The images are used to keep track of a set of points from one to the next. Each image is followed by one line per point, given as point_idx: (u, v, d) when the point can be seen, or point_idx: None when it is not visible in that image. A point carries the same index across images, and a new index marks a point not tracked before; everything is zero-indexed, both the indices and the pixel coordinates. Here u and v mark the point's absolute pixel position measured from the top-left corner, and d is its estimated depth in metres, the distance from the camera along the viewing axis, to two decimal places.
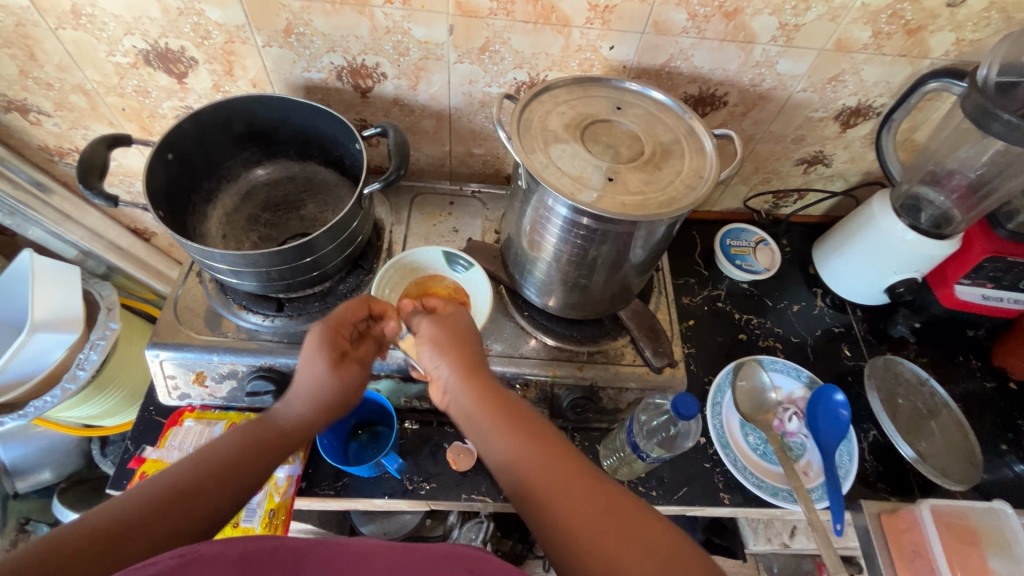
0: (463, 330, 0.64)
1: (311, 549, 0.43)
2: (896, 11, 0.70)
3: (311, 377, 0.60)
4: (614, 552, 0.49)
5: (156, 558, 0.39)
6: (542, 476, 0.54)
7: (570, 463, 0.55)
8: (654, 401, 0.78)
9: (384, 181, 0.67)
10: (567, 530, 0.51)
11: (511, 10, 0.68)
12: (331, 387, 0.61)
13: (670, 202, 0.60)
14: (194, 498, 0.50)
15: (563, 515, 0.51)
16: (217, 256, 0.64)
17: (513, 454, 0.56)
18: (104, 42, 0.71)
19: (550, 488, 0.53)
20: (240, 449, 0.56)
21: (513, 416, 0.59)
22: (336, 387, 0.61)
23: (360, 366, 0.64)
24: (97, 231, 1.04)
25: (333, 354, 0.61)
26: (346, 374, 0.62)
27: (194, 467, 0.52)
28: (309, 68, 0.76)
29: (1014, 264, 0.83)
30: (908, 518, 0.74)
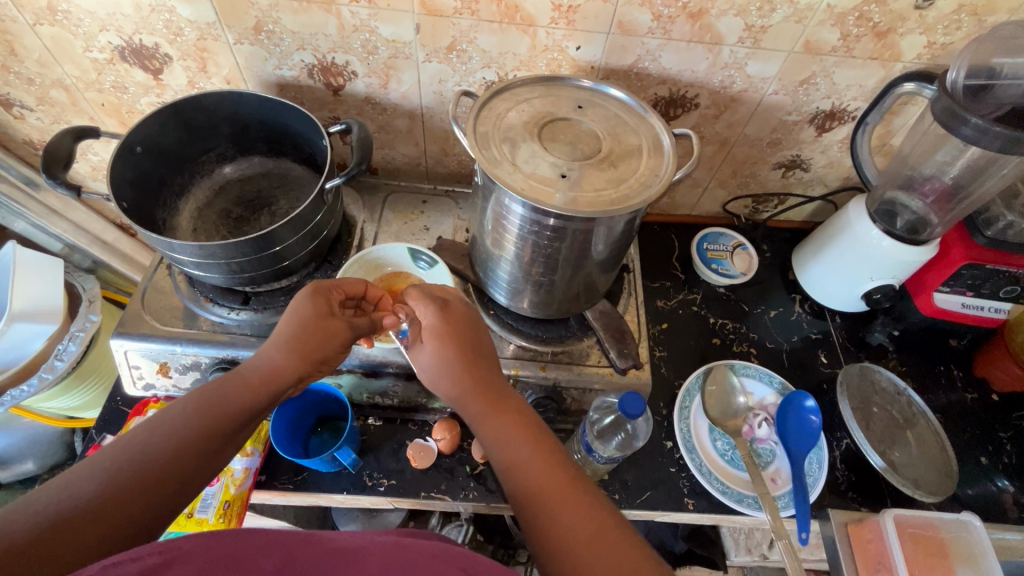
0: (465, 317, 0.65)
1: (298, 546, 0.42)
2: (864, 13, 0.69)
3: (290, 315, 0.61)
4: (580, 554, 0.49)
5: (135, 555, 0.36)
6: (528, 476, 0.55)
7: (548, 462, 0.56)
8: (609, 400, 0.77)
9: (345, 176, 0.68)
10: (544, 528, 0.52)
11: (475, 9, 0.69)
12: (315, 336, 0.60)
13: (624, 200, 0.60)
14: (163, 469, 0.49)
15: (542, 511, 0.53)
16: (178, 247, 0.64)
17: (501, 447, 0.58)
18: (81, 38, 0.73)
19: (532, 485, 0.54)
20: (204, 410, 0.53)
21: (499, 408, 0.61)
22: (325, 338, 0.61)
23: (348, 326, 0.62)
24: (82, 225, 1.06)
25: (322, 307, 0.61)
26: (323, 318, 0.61)
27: (157, 442, 0.50)
28: (281, 66, 0.77)
29: (993, 272, 0.81)
30: (873, 528, 0.73)
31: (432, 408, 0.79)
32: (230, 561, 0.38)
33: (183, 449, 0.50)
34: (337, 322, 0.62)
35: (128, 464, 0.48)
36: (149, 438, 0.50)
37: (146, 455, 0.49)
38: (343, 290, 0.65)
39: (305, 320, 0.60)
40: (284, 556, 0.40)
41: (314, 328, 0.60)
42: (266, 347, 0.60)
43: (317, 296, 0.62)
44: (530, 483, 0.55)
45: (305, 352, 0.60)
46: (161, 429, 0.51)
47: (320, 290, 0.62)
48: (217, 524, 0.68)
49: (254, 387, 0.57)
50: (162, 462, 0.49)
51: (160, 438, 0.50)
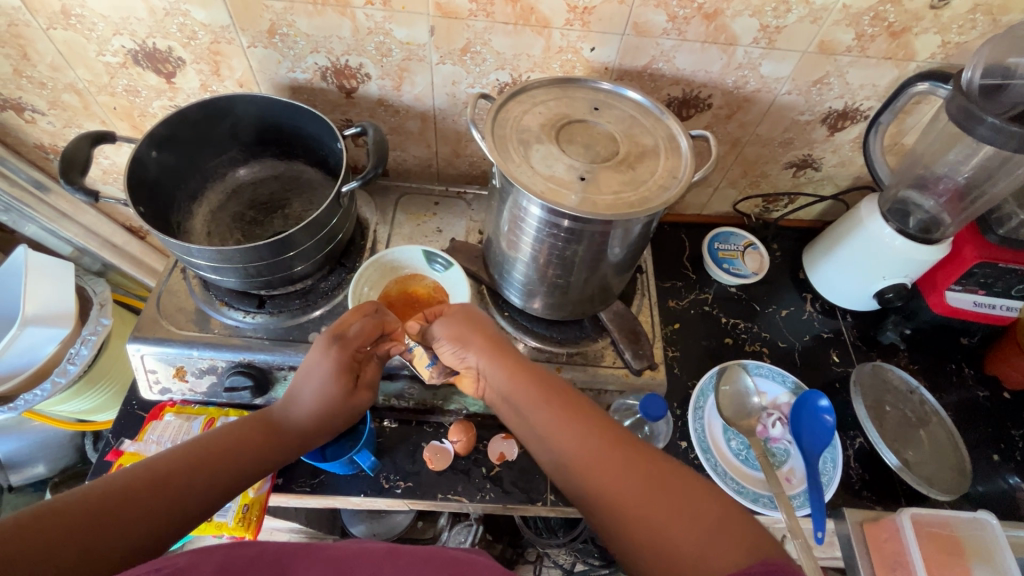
0: (476, 315, 0.67)
1: (292, 554, 0.44)
2: (879, 13, 0.69)
3: (313, 381, 0.61)
4: (659, 518, 0.47)
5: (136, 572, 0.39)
6: (581, 458, 0.53)
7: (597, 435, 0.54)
8: (626, 402, 0.79)
9: (362, 179, 0.68)
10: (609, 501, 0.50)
11: (491, 11, 0.69)
12: (343, 412, 0.63)
13: (642, 202, 0.60)
14: (181, 490, 0.50)
15: (602, 486, 0.51)
16: (196, 252, 0.64)
17: (545, 427, 0.56)
18: (94, 42, 0.73)
19: (586, 462, 0.52)
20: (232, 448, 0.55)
21: (533, 389, 0.59)
22: (348, 410, 0.64)
23: (369, 392, 0.66)
24: (92, 228, 1.06)
25: (348, 384, 0.63)
26: (346, 391, 0.63)
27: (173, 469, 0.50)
28: (294, 69, 0.77)
29: (1005, 271, 0.82)
30: (889, 527, 0.73)
31: (448, 410, 0.79)
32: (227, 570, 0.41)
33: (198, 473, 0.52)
34: (360, 391, 0.65)
35: (153, 479, 0.49)
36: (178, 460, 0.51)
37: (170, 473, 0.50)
38: (364, 344, 0.64)
39: (331, 401, 0.61)
40: (278, 565, 0.42)
41: (339, 406, 0.62)
42: (296, 409, 0.61)
43: (340, 373, 0.62)
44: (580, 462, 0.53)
45: (331, 421, 0.63)
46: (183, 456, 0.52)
47: (343, 355, 0.62)
48: (236, 528, 0.69)
49: (283, 437, 0.59)
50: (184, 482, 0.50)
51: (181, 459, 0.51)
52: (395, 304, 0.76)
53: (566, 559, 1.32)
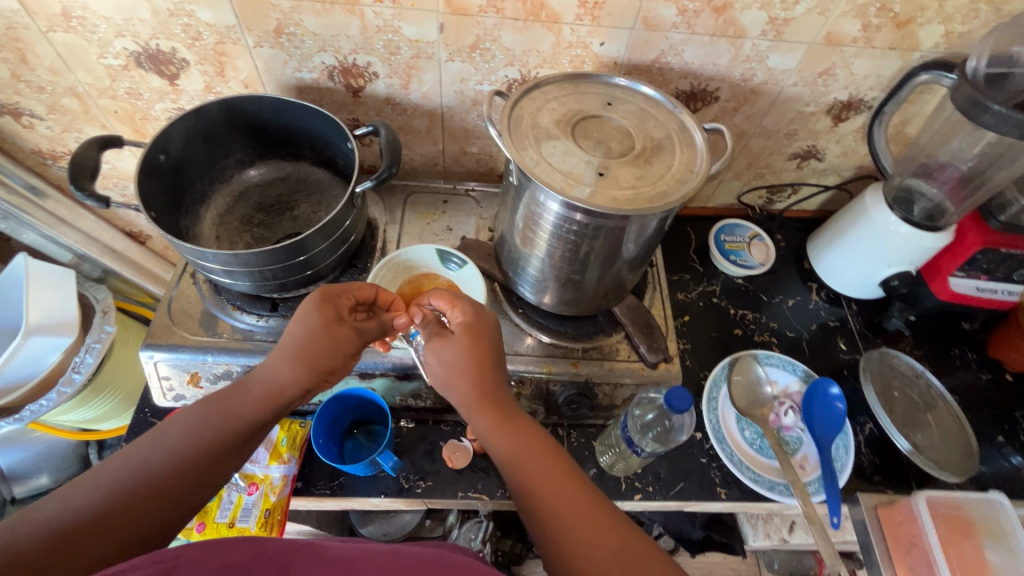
0: (485, 332, 0.63)
1: (292, 554, 0.42)
2: (885, 4, 0.70)
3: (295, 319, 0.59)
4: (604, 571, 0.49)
5: (135, 564, 0.37)
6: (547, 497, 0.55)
7: (568, 482, 0.56)
8: (648, 395, 0.78)
9: (376, 179, 0.68)
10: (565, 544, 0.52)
11: (501, 8, 0.69)
12: (324, 347, 0.59)
13: (660, 196, 0.60)
14: (177, 485, 0.51)
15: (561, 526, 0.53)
16: (210, 256, 0.64)
17: (518, 464, 0.58)
18: (96, 45, 0.72)
19: (552, 505, 0.54)
20: (225, 427, 0.55)
21: (516, 429, 0.60)
22: (328, 345, 0.59)
23: (354, 334, 0.61)
24: (92, 235, 1.04)
25: (331, 315, 0.60)
26: (324, 316, 0.59)
27: (171, 462, 0.51)
28: (301, 68, 0.76)
29: (1007, 257, 0.83)
30: (904, 511, 0.75)
31: None
32: (230, 569, 0.39)
33: (192, 466, 0.52)
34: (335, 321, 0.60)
35: (150, 475, 0.50)
36: (172, 451, 0.52)
37: (166, 466, 0.51)
38: (351, 295, 0.63)
39: (314, 331, 0.59)
40: (279, 564, 0.41)
41: (320, 341, 0.59)
42: (271, 360, 0.59)
43: (324, 302, 0.60)
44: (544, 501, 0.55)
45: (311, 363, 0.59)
46: (180, 443, 0.53)
47: (329, 300, 0.60)
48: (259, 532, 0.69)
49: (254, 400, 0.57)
50: (182, 473, 0.51)
51: (178, 452, 0.52)
52: (411, 303, 0.76)
53: None
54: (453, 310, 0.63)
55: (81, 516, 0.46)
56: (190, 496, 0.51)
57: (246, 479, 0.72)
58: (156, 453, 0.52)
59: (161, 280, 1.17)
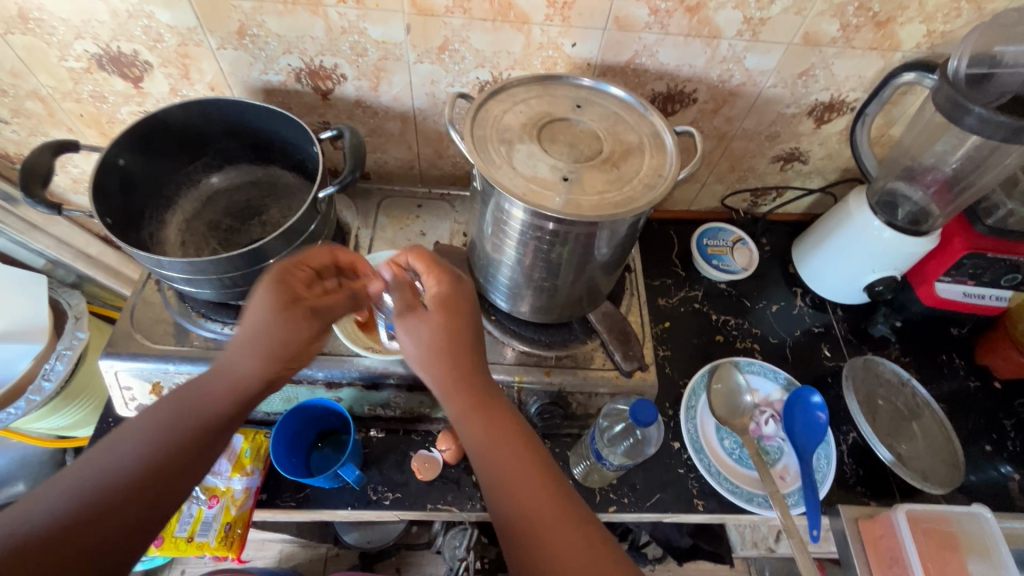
0: (462, 310, 0.58)
1: None
2: (863, 3, 0.68)
3: (256, 322, 0.53)
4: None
5: None
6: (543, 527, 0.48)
7: (547, 492, 0.50)
8: (617, 406, 0.77)
9: (339, 184, 0.66)
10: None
11: (467, 8, 0.67)
12: (282, 333, 0.54)
13: (627, 202, 0.58)
14: (100, 512, 0.43)
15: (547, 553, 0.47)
16: (166, 264, 0.62)
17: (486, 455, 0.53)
18: (55, 47, 0.70)
19: (531, 518, 0.48)
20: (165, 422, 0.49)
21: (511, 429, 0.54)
22: (290, 334, 0.54)
23: (315, 313, 0.56)
24: (64, 240, 1.02)
25: (285, 295, 0.55)
26: (299, 321, 0.55)
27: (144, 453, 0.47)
28: (267, 70, 0.74)
29: (993, 261, 0.81)
30: (884, 524, 0.73)
31: (436, 418, 0.77)
32: None
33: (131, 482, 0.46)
34: (304, 315, 0.55)
35: (127, 449, 0.47)
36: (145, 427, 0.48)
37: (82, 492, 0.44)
38: (306, 265, 0.59)
39: (268, 319, 0.53)
40: None
41: (280, 326, 0.54)
42: (237, 347, 0.53)
43: (281, 289, 0.55)
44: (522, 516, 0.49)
45: (273, 352, 0.54)
46: (149, 428, 0.48)
47: (283, 279, 0.56)
48: (220, 546, 0.70)
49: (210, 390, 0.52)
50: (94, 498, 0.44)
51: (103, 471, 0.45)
52: None
53: None
54: (429, 276, 0.60)
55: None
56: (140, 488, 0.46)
57: (207, 492, 0.73)
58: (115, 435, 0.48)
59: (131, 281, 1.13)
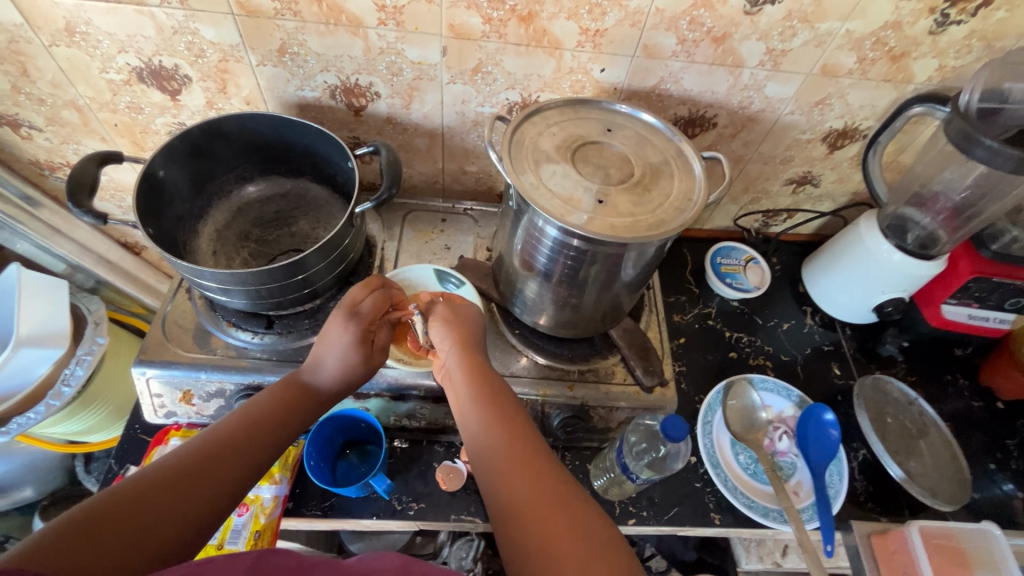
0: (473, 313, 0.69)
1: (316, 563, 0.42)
2: (880, 38, 0.71)
3: (336, 358, 0.62)
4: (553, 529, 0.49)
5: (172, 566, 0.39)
6: (521, 497, 0.52)
7: (543, 476, 0.53)
8: (645, 422, 0.79)
9: (375, 200, 0.68)
10: (538, 548, 0.48)
11: (503, 33, 0.69)
12: (363, 372, 0.64)
13: (659, 225, 0.61)
14: (212, 472, 0.51)
15: (538, 525, 0.49)
16: (206, 274, 0.63)
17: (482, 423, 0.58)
18: (98, 60, 0.72)
19: (520, 489, 0.52)
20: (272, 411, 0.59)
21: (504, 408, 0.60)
22: (364, 371, 0.64)
23: (384, 355, 0.66)
24: (86, 245, 1.03)
25: (366, 348, 0.63)
26: (373, 362, 0.65)
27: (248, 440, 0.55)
28: (303, 87, 0.76)
29: (999, 286, 0.84)
30: (897, 540, 0.75)
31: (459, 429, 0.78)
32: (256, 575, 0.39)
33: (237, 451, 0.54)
34: (377, 356, 0.65)
35: (242, 432, 0.55)
36: (264, 415, 0.57)
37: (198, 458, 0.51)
38: (377, 314, 0.65)
39: (353, 367, 0.63)
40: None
41: (360, 372, 0.64)
42: (329, 374, 0.62)
43: (361, 340, 0.63)
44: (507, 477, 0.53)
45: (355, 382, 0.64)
46: (264, 412, 0.58)
47: (363, 331, 0.63)
48: None
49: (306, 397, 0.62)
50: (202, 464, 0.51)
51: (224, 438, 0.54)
52: None
53: None
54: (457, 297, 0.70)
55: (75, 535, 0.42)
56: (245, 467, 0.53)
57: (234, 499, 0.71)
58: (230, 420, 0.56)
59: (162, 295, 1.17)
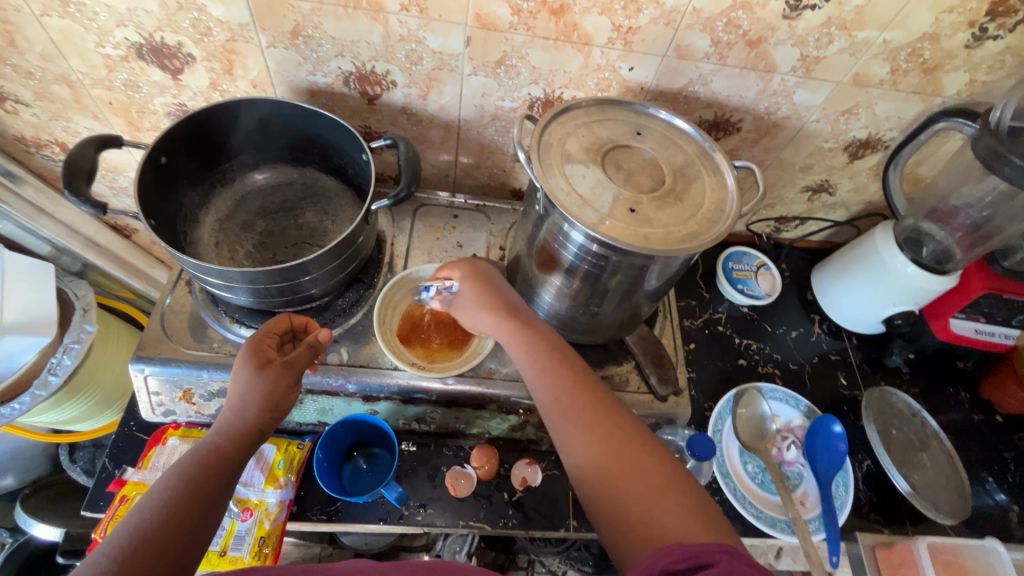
0: (486, 277, 0.68)
1: None
2: (916, 50, 0.70)
3: (240, 387, 0.57)
4: (635, 497, 0.50)
5: None
6: (598, 463, 0.53)
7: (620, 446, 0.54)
8: (667, 436, 0.80)
9: (393, 197, 0.65)
10: (639, 520, 0.48)
11: (531, 26, 0.66)
12: (266, 387, 0.58)
13: (693, 236, 0.59)
14: (169, 516, 0.47)
15: (625, 498, 0.50)
16: (212, 271, 0.60)
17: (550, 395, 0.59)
18: (94, 33, 0.66)
19: (602, 468, 0.52)
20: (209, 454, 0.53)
21: (577, 375, 0.60)
22: (267, 384, 0.58)
23: (288, 370, 0.59)
24: (74, 227, 0.97)
25: (258, 358, 0.59)
26: (276, 378, 0.58)
27: (200, 469, 0.51)
28: (315, 72, 0.72)
29: (1008, 302, 0.85)
30: (903, 553, 0.77)
31: (469, 433, 0.78)
32: None
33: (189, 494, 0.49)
34: (279, 371, 0.59)
35: (183, 474, 0.51)
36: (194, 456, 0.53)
37: (172, 493, 0.48)
38: (272, 334, 0.63)
39: (246, 379, 0.57)
40: None
41: (268, 385, 0.58)
42: (230, 407, 0.57)
43: (252, 353, 0.60)
44: (588, 453, 0.54)
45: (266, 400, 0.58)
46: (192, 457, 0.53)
47: (254, 346, 0.61)
48: (252, 562, 0.68)
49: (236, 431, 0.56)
50: (185, 496, 0.48)
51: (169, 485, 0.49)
52: (419, 325, 0.74)
53: (560, 565, 1.22)
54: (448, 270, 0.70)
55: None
56: (208, 489, 0.50)
57: (239, 504, 0.70)
58: (194, 450, 0.54)
59: (161, 285, 1.15)
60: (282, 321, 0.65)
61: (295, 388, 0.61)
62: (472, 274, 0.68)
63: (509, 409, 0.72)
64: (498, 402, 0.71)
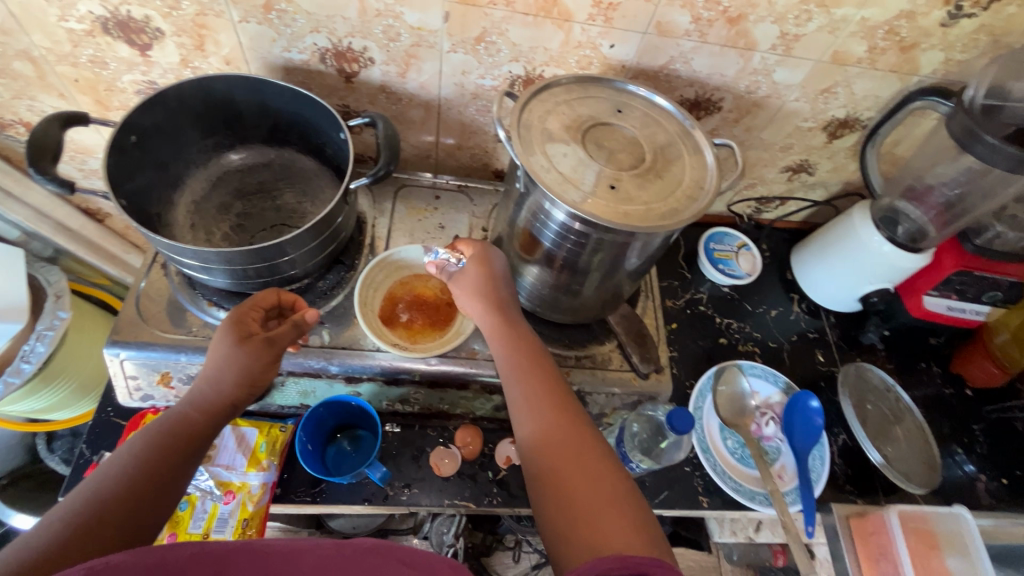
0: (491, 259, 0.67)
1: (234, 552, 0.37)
2: (893, 27, 0.70)
3: (217, 358, 0.57)
4: (576, 491, 0.50)
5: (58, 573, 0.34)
6: (548, 450, 0.53)
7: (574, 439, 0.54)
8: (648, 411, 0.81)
9: (372, 176, 0.64)
10: (580, 511, 0.48)
11: (511, 1, 0.65)
12: (241, 364, 0.57)
13: (672, 214, 0.59)
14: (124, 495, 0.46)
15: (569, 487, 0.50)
16: (186, 252, 0.59)
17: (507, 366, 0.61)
18: (56, 6, 0.64)
19: (553, 455, 0.53)
20: (174, 429, 0.53)
21: (540, 363, 0.61)
22: (244, 364, 0.57)
23: (270, 346, 0.59)
24: (43, 211, 0.94)
25: (240, 332, 0.58)
26: (255, 354, 0.58)
27: (161, 448, 0.51)
28: (290, 48, 0.70)
29: (979, 279, 0.87)
30: (876, 522, 0.81)
31: (454, 414, 0.78)
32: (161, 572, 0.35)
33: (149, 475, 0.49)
34: (260, 347, 0.58)
35: (144, 450, 0.50)
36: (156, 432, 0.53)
37: (130, 468, 0.49)
38: (258, 307, 0.62)
39: (224, 354, 0.57)
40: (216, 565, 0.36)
41: (245, 364, 0.57)
42: (204, 379, 0.57)
43: (234, 327, 0.59)
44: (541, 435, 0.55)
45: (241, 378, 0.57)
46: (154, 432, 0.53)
47: (238, 320, 0.60)
48: None
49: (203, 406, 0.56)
50: (149, 467, 0.49)
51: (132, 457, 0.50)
52: (401, 306, 0.74)
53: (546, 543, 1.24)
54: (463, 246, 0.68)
55: (24, 560, 0.40)
56: (168, 468, 0.50)
57: (221, 487, 0.71)
58: (163, 420, 0.54)
59: (137, 271, 1.11)
60: (272, 295, 0.64)
61: (273, 366, 0.61)
62: (481, 253, 0.66)
63: (492, 388, 0.72)
64: (481, 382, 0.71)
